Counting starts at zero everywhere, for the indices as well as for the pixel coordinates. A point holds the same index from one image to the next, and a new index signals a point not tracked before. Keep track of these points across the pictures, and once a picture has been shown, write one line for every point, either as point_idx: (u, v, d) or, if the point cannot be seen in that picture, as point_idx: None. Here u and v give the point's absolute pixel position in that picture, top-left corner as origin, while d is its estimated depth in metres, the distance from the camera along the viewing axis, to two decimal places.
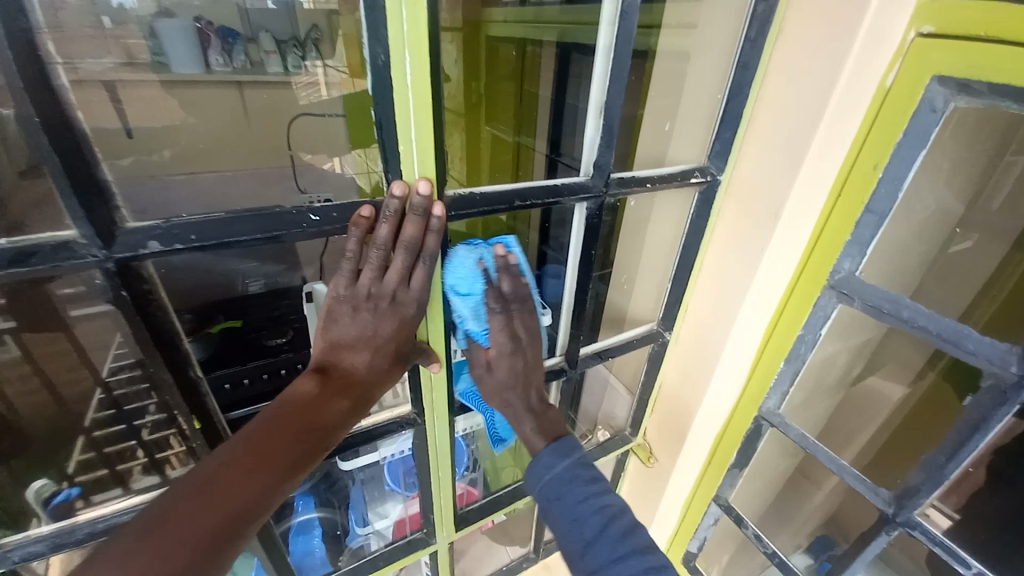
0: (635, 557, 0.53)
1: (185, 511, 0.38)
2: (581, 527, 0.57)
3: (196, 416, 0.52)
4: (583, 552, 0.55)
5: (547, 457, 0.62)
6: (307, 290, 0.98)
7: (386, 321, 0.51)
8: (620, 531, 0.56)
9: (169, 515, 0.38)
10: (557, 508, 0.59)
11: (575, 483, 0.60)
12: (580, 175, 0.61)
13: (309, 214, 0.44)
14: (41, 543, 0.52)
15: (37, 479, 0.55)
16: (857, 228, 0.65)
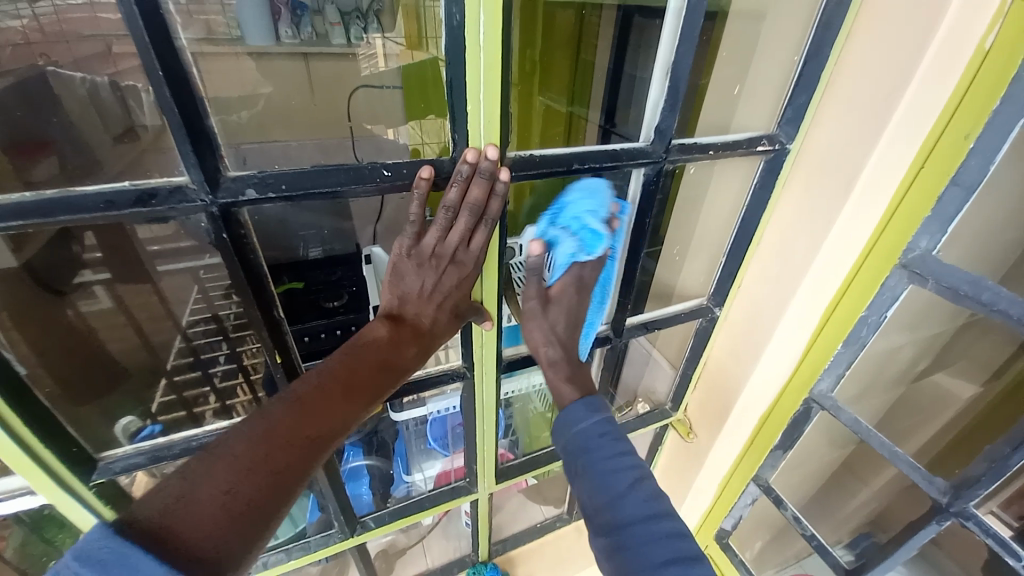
0: (660, 520, 0.54)
1: (278, 428, 0.46)
2: (607, 480, 0.57)
3: (279, 352, 0.58)
4: (608, 504, 0.56)
5: (577, 411, 0.63)
6: (367, 251, 1.04)
7: (447, 276, 0.55)
8: (645, 495, 0.56)
9: (265, 429, 0.45)
10: (584, 460, 0.59)
11: (603, 441, 0.60)
12: (640, 141, 0.61)
13: (382, 170, 0.48)
14: (142, 456, 0.60)
15: (125, 416, 0.63)
16: (940, 203, 0.61)
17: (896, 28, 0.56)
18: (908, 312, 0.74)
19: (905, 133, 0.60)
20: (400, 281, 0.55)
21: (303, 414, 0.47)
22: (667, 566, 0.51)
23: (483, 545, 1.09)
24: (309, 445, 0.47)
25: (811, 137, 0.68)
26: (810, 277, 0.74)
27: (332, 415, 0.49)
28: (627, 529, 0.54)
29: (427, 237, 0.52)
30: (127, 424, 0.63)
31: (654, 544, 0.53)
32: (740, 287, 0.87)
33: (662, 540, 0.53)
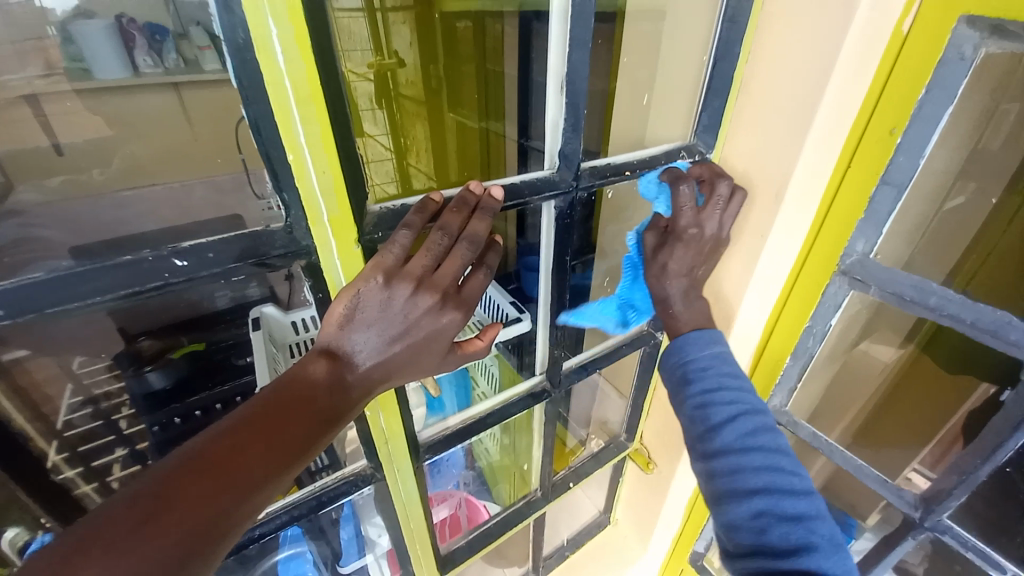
0: (761, 453, 0.47)
1: (158, 508, 0.28)
2: (708, 413, 0.51)
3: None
4: (708, 435, 0.50)
5: (692, 342, 0.56)
6: (253, 317, 0.87)
7: (424, 322, 0.40)
8: (750, 427, 0.49)
9: (128, 517, 0.27)
10: (686, 393, 0.54)
11: (711, 373, 0.53)
12: (544, 169, 0.50)
13: (171, 259, 0.32)
14: None
15: (8, 531, 0.53)
16: (872, 204, 0.56)
17: (800, 21, 0.51)
18: (853, 318, 0.70)
19: (828, 132, 0.55)
20: (353, 328, 0.38)
21: (207, 486, 0.30)
22: (757, 496, 0.45)
23: None
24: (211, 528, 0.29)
25: (731, 144, 0.62)
26: (752, 293, 0.68)
27: (250, 481, 0.31)
28: (726, 457, 0.48)
29: (409, 264, 0.38)
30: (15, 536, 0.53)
31: (751, 477, 0.46)
32: None
33: (759, 471, 0.46)
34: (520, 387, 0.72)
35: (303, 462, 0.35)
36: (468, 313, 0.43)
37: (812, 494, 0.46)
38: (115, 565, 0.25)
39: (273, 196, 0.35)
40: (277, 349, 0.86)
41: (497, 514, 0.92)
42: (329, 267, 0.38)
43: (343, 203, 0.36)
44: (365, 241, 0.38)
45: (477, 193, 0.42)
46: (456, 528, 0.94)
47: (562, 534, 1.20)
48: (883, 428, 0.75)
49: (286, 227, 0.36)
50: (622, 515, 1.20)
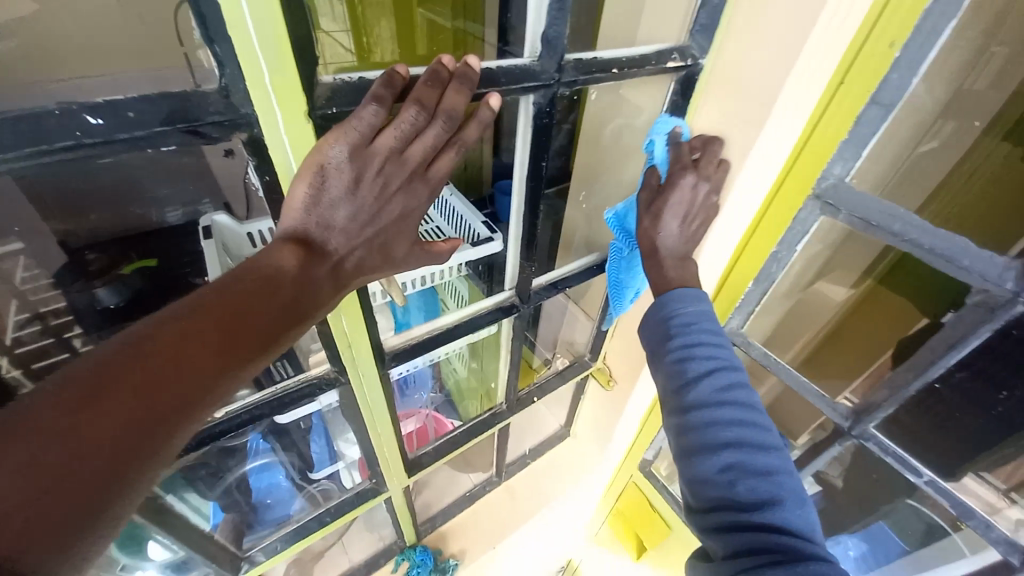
0: (733, 407, 0.51)
1: (95, 397, 0.26)
2: (687, 367, 0.55)
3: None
4: (683, 388, 0.54)
5: (676, 298, 0.58)
6: (206, 223, 0.81)
7: (393, 206, 0.39)
8: (726, 383, 0.53)
9: (73, 396, 0.26)
10: (664, 347, 0.57)
11: (693, 328, 0.56)
12: (523, 57, 0.45)
13: (82, 115, 0.27)
14: None
15: None
16: (857, 124, 0.55)
17: None
18: (821, 246, 0.71)
19: (825, 41, 0.52)
20: (321, 209, 0.37)
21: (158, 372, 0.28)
22: (727, 449, 0.49)
23: (408, 530, 1.01)
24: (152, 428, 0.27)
25: (725, 50, 0.59)
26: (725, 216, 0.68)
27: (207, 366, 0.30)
28: (700, 410, 0.52)
29: (377, 144, 0.35)
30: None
31: (724, 428, 0.50)
32: None
33: (730, 425, 0.50)
34: (490, 301, 0.71)
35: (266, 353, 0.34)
36: (434, 193, 0.42)
37: (779, 449, 0.50)
38: (46, 455, 0.24)
39: (204, 50, 0.30)
40: (232, 261, 0.81)
41: (464, 424, 0.96)
42: (275, 145, 0.34)
43: (291, 69, 0.31)
44: (317, 118, 0.34)
45: (451, 64, 0.37)
46: (422, 438, 0.97)
47: (525, 445, 1.27)
48: (823, 361, 0.79)
49: (221, 89, 0.31)
50: (581, 428, 1.28)
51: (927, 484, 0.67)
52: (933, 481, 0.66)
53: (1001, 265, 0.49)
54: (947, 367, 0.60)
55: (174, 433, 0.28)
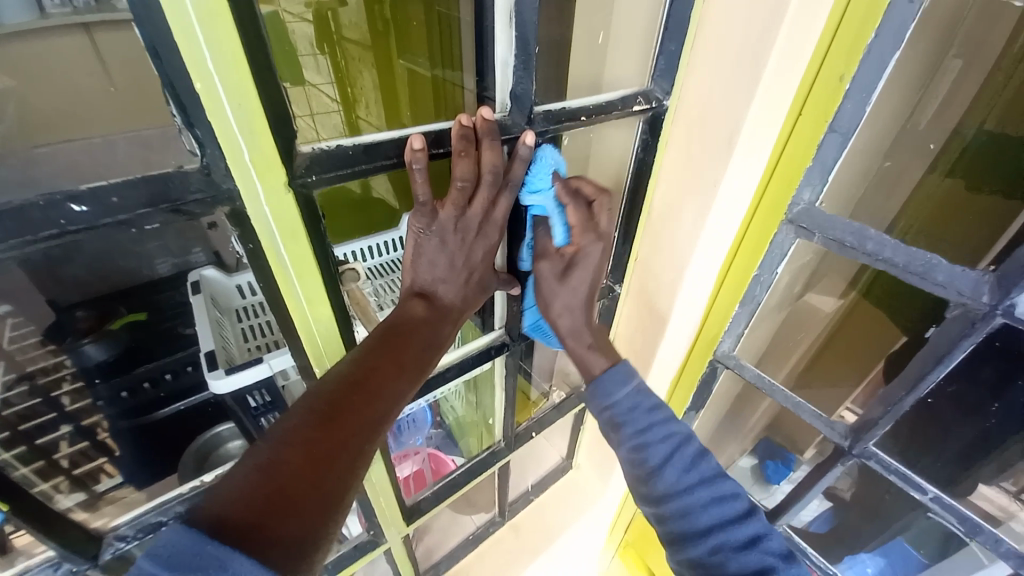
0: (706, 487, 0.55)
1: (298, 480, 0.31)
2: (645, 455, 0.57)
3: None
4: (649, 477, 0.57)
5: (610, 380, 0.61)
6: (194, 278, 0.81)
7: (475, 249, 0.49)
8: (688, 459, 0.56)
9: (285, 466, 0.32)
10: (619, 436, 0.60)
11: (639, 413, 0.59)
12: (494, 112, 0.48)
13: (65, 205, 0.28)
14: None
15: None
16: (819, 151, 0.58)
17: None
18: (800, 267, 0.73)
19: (780, 79, 0.55)
20: (420, 270, 0.47)
21: (333, 437, 0.34)
22: (711, 532, 0.52)
23: None
24: (353, 457, 0.35)
25: (688, 88, 0.61)
26: (705, 242, 0.69)
27: (376, 415, 0.38)
28: (671, 499, 0.55)
29: (442, 214, 0.44)
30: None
31: (700, 514, 0.54)
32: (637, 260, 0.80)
33: (707, 508, 0.54)
34: (481, 341, 0.71)
35: (409, 396, 0.42)
36: (504, 230, 0.50)
37: (754, 516, 0.53)
38: (284, 516, 0.30)
39: (181, 133, 0.31)
40: (221, 314, 0.80)
41: (464, 465, 0.94)
42: (257, 214, 0.35)
43: (265, 142, 0.33)
44: (296, 186, 0.36)
45: (473, 127, 0.43)
46: (420, 482, 0.94)
47: (528, 481, 1.23)
48: (818, 377, 0.80)
49: (202, 168, 0.32)
50: (583, 458, 1.25)
51: (932, 500, 0.66)
52: (938, 498, 0.66)
53: (975, 276, 0.51)
54: (936, 382, 0.60)
55: (356, 480, 0.35)
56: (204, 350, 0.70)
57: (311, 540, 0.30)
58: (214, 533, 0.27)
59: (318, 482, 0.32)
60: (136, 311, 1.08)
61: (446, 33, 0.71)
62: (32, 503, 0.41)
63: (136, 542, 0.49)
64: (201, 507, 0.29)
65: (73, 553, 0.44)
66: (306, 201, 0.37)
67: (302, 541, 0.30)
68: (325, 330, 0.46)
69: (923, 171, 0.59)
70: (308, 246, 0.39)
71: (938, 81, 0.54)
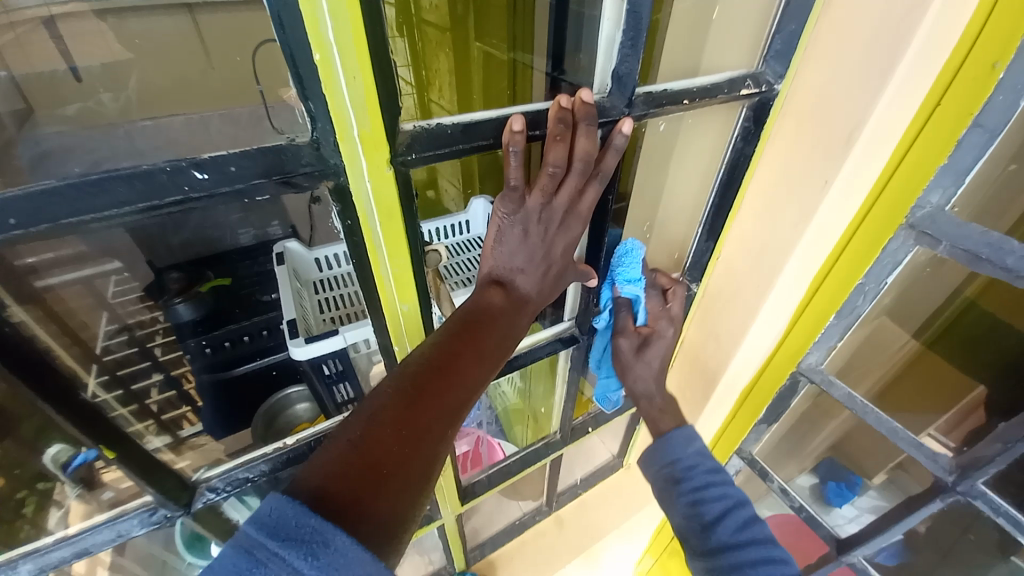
0: (756, 546, 0.53)
1: (387, 460, 0.31)
2: (702, 509, 0.58)
3: (107, 444, 0.42)
4: (705, 531, 0.57)
5: (677, 438, 0.64)
6: (278, 250, 0.85)
7: (557, 240, 0.47)
8: (741, 519, 0.56)
9: (376, 446, 0.31)
10: (677, 490, 0.61)
11: (698, 471, 0.61)
12: (594, 94, 0.45)
13: (189, 173, 0.30)
14: (104, 532, 0.48)
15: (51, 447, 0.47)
16: (958, 150, 0.50)
17: None
18: (909, 280, 0.65)
19: (924, 64, 0.48)
20: (501, 257, 0.46)
21: (419, 421, 0.34)
22: None
23: (458, 557, 1.00)
24: (435, 442, 0.34)
25: (803, 72, 0.56)
26: (803, 244, 0.63)
27: (458, 401, 0.37)
28: (726, 553, 0.54)
29: (529, 201, 0.42)
30: (56, 454, 0.54)
31: (750, 570, 0.51)
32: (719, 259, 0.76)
33: (758, 564, 0.52)
34: (548, 332, 0.70)
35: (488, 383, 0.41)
36: (586, 224, 0.48)
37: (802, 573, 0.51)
38: (374, 495, 0.30)
39: (299, 105, 0.32)
40: (301, 285, 0.85)
41: (517, 452, 0.94)
42: (358, 190, 0.35)
43: (375, 118, 0.32)
44: (397, 164, 0.35)
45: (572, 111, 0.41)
46: (477, 462, 0.97)
47: (576, 475, 1.22)
48: (898, 398, 0.72)
49: (313, 142, 0.33)
50: (635, 460, 1.22)
51: None
52: None
53: None
54: None
55: (437, 466, 0.34)
56: (287, 318, 0.74)
57: (398, 522, 0.30)
58: (314, 505, 0.28)
59: (405, 465, 0.32)
60: (221, 277, 1.16)
61: (525, 13, 0.68)
62: (137, 448, 0.45)
63: (225, 494, 0.52)
64: (297, 480, 0.29)
65: (169, 501, 0.48)
66: (406, 181, 0.37)
67: (390, 523, 0.30)
68: (408, 310, 0.46)
69: None
70: (402, 226, 0.39)
71: None
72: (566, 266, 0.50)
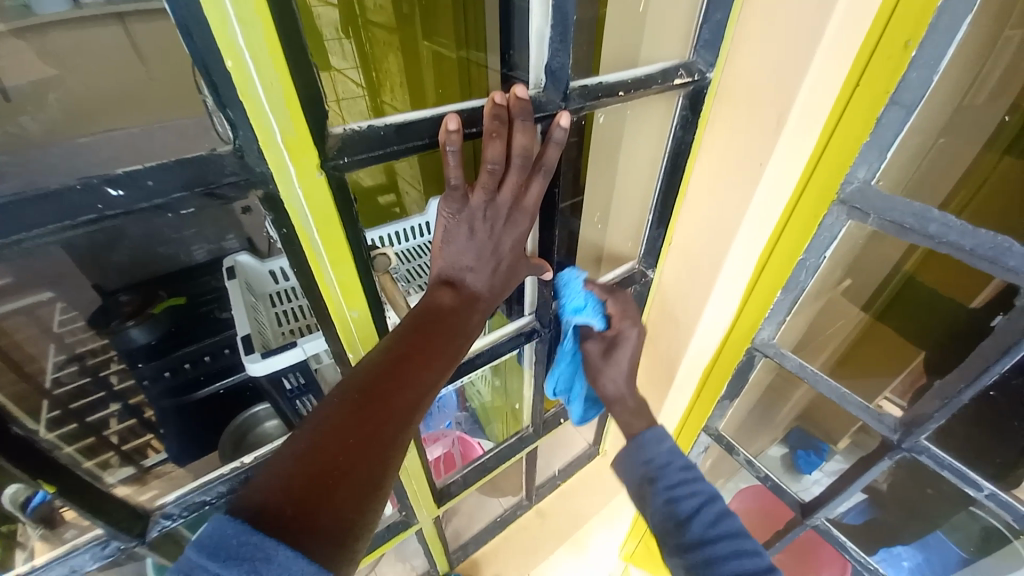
0: (727, 541, 0.54)
1: (336, 470, 0.31)
2: (676, 507, 0.59)
3: (45, 480, 0.39)
4: (679, 528, 0.57)
5: (648, 441, 0.65)
6: (229, 265, 0.82)
7: (506, 236, 0.47)
8: (712, 516, 0.56)
9: (324, 455, 0.31)
10: (651, 490, 0.62)
11: (671, 469, 0.62)
12: (528, 89, 0.46)
13: (103, 191, 0.28)
14: (53, 571, 0.45)
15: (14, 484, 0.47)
16: (878, 127, 0.54)
17: None
18: (847, 251, 0.68)
19: (840, 47, 0.51)
20: (451, 256, 0.45)
21: (368, 427, 0.33)
22: None
23: (441, 559, 1.00)
24: (386, 446, 0.34)
25: (733, 59, 0.58)
26: (746, 225, 0.65)
27: (410, 403, 0.37)
28: (699, 549, 0.55)
29: (472, 199, 0.42)
30: (15, 492, 0.48)
31: (722, 564, 0.52)
32: (671, 245, 0.78)
33: (728, 559, 0.52)
34: (510, 327, 0.70)
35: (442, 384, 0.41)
36: (535, 218, 0.48)
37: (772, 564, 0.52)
38: (323, 505, 0.29)
39: (216, 114, 0.31)
40: (256, 298, 0.82)
41: (492, 450, 0.94)
42: (290, 197, 0.35)
43: (299, 122, 0.32)
44: (328, 169, 0.35)
45: (508, 107, 0.41)
46: (450, 464, 0.96)
47: (555, 466, 1.23)
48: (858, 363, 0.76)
49: (236, 150, 0.32)
50: (611, 446, 1.24)
51: (987, 498, 0.62)
52: (994, 495, 0.61)
53: None
54: (1001, 374, 0.55)
55: (391, 471, 0.34)
56: (241, 334, 0.71)
57: (350, 531, 0.30)
58: (256, 523, 0.27)
59: (354, 472, 0.31)
60: (175, 295, 1.08)
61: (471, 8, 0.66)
62: (80, 483, 0.42)
63: (182, 521, 0.50)
64: (241, 497, 0.29)
65: (122, 532, 0.46)
66: (339, 185, 0.36)
67: (341, 532, 0.30)
68: (358, 316, 0.45)
69: (980, 149, 0.55)
70: (341, 231, 0.38)
71: (997, 51, 0.49)
72: (518, 260, 0.51)
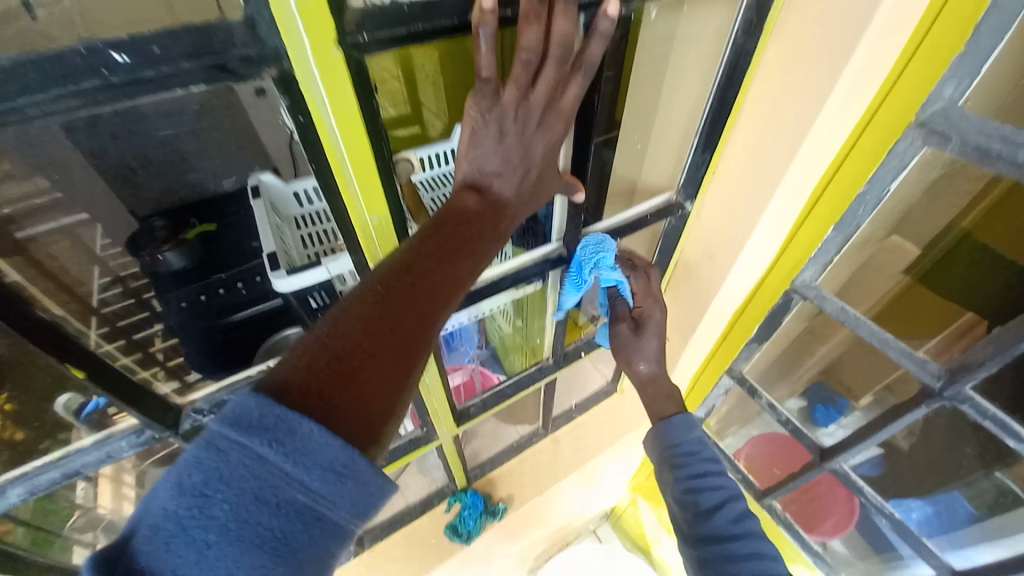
0: (749, 539, 0.55)
1: (356, 363, 0.30)
2: (697, 498, 0.61)
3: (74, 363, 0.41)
4: (698, 519, 0.59)
5: (677, 425, 0.67)
6: (253, 184, 0.81)
7: (538, 143, 0.43)
8: (736, 513, 0.58)
9: (342, 349, 0.31)
10: (678, 474, 0.64)
11: (696, 459, 0.64)
12: None
13: (103, 56, 0.26)
14: (95, 454, 0.49)
15: (61, 394, 0.48)
16: (978, 27, 0.46)
17: None
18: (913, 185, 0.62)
19: None
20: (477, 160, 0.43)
21: (388, 325, 0.33)
22: None
23: (459, 476, 1.06)
24: (405, 343, 0.33)
25: None
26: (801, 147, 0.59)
27: (430, 304, 0.36)
28: (717, 544, 0.56)
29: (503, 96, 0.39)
30: (67, 401, 0.49)
31: (742, 563, 0.53)
32: (716, 170, 0.73)
33: (750, 557, 0.53)
34: (535, 254, 0.68)
35: (464, 289, 0.39)
36: (569, 125, 0.44)
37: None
38: (341, 394, 0.29)
39: None
40: (281, 219, 0.81)
41: (512, 378, 0.96)
42: (306, 77, 0.32)
43: None
44: (347, 47, 0.32)
45: None
46: (470, 391, 0.98)
47: (571, 400, 1.26)
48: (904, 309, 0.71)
49: (247, 17, 0.29)
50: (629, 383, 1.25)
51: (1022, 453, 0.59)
52: None
53: None
54: None
55: (413, 369, 0.33)
56: (268, 250, 0.71)
57: (369, 423, 0.30)
58: (277, 399, 0.28)
59: (372, 364, 0.31)
60: (206, 223, 1.13)
61: None
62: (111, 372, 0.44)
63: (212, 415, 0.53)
64: (268, 389, 0.28)
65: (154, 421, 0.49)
66: (360, 66, 0.33)
67: (362, 422, 0.29)
68: (379, 219, 0.44)
69: None
70: (360, 124, 0.36)
71: None
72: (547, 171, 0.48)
